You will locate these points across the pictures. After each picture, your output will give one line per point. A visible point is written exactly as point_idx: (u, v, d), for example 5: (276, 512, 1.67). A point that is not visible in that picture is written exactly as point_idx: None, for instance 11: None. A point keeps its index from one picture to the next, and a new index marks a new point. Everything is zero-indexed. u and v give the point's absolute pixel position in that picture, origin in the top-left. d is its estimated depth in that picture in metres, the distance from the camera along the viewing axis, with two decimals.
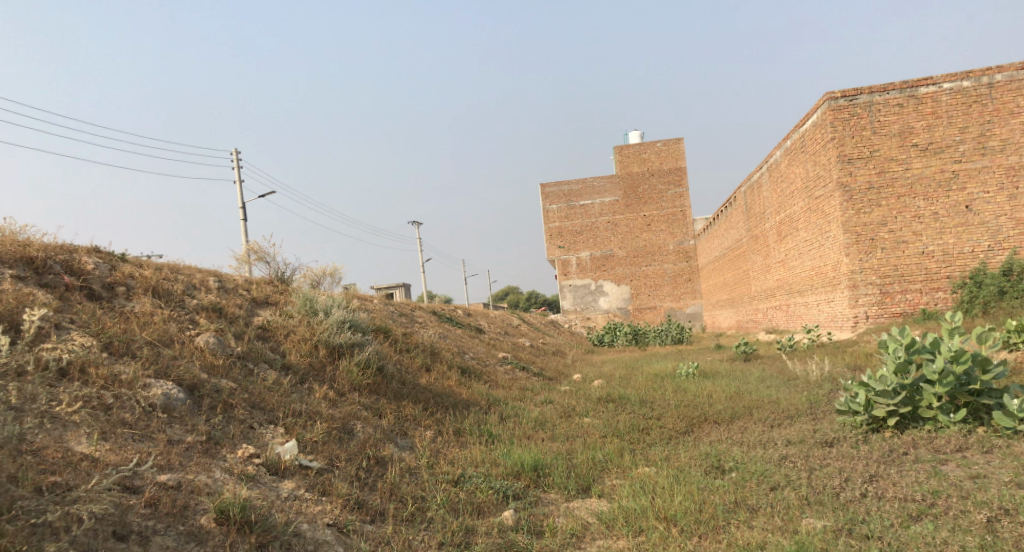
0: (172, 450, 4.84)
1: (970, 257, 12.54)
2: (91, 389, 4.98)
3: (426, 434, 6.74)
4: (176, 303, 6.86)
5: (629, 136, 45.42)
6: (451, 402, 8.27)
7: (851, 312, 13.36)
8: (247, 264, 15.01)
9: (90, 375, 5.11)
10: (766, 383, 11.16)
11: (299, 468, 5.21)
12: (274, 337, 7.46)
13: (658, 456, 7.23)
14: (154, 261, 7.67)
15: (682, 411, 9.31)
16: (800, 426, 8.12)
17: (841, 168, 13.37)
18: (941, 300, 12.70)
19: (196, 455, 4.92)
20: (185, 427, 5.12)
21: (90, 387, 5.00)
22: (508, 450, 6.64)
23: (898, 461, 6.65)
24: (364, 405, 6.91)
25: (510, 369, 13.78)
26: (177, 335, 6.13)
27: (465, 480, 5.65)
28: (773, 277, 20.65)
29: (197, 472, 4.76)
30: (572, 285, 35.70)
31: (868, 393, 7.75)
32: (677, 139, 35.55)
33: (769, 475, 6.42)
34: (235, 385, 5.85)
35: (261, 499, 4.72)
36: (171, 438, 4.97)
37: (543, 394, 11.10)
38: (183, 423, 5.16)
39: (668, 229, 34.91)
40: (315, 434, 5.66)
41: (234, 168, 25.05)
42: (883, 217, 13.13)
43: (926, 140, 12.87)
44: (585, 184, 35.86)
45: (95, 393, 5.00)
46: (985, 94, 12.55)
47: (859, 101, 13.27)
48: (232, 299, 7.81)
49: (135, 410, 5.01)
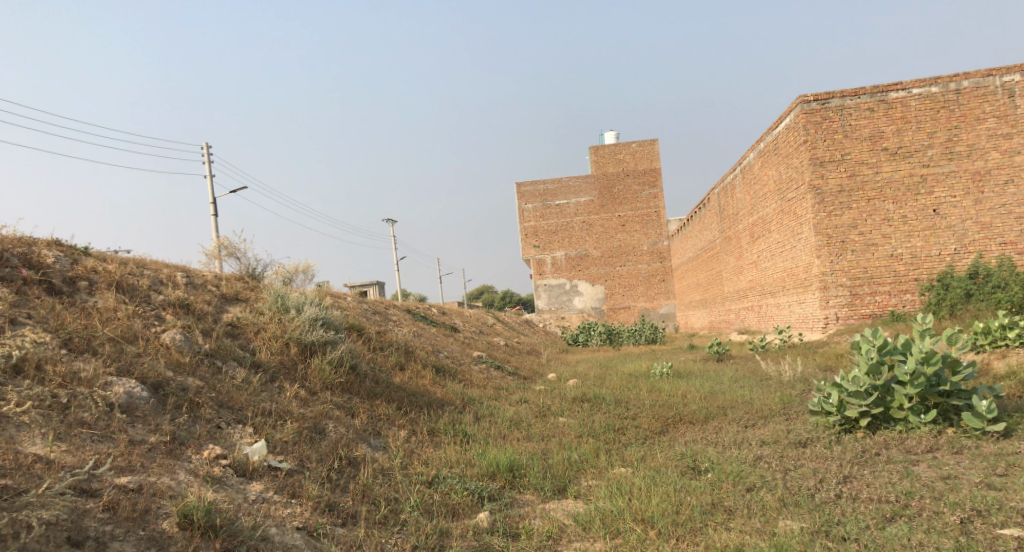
0: (133, 451, 4.66)
1: (938, 260, 12.71)
2: (48, 388, 4.78)
3: (400, 434, 6.62)
4: (141, 299, 6.65)
5: (604, 136, 45.55)
6: (425, 401, 8.15)
7: (822, 313, 13.47)
8: (217, 260, 14.72)
9: (48, 372, 4.91)
10: (740, 383, 11.20)
11: (268, 469, 5.06)
12: (244, 334, 7.28)
13: (634, 456, 7.18)
14: (119, 255, 7.43)
15: (657, 411, 9.29)
16: (774, 426, 8.13)
17: (813, 171, 13.47)
18: (910, 302, 12.85)
19: (160, 456, 4.76)
20: (149, 426, 4.95)
21: (46, 386, 4.81)
22: (483, 450, 6.55)
23: (871, 462, 6.67)
24: (336, 404, 6.76)
25: (484, 368, 13.67)
26: (142, 332, 5.93)
27: (439, 481, 5.54)
28: (746, 278, 20.81)
29: (160, 474, 4.59)
30: (547, 284, 35.67)
31: (841, 394, 7.77)
32: (652, 140, 35.71)
33: (745, 476, 6.41)
34: (202, 383, 5.67)
35: (228, 502, 4.57)
36: (133, 438, 4.79)
37: (518, 393, 11.02)
38: (146, 422, 4.98)
39: (643, 230, 35.06)
40: (286, 434, 5.51)
41: (205, 163, 24.58)
42: (853, 219, 13.25)
43: (895, 144, 13.02)
44: (560, 184, 35.87)
45: (53, 392, 4.81)
46: (952, 100, 12.72)
47: (831, 104, 13.38)
48: (201, 295, 7.61)
49: (94, 410, 4.82)
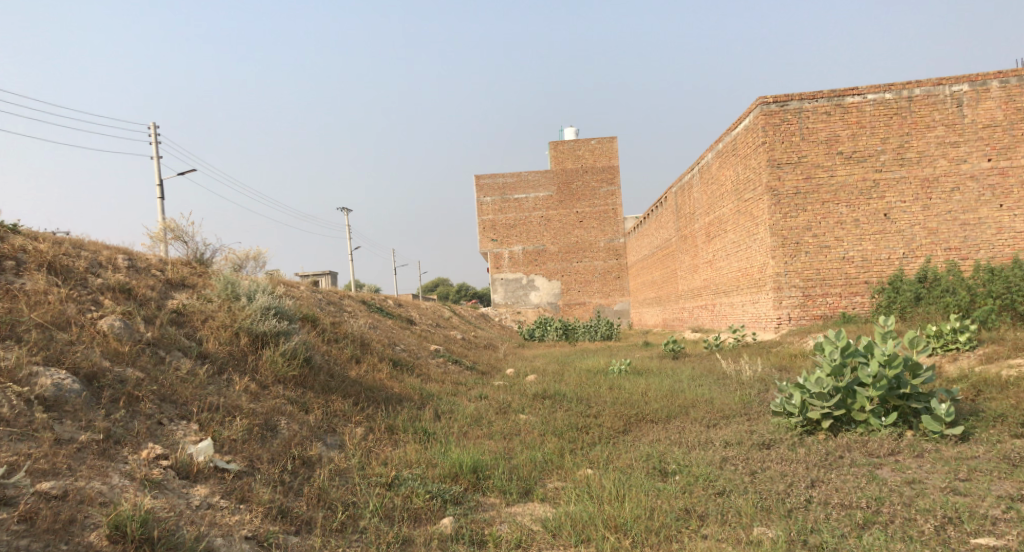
0: (59, 452, 4.22)
1: (887, 264, 12.85)
2: None
3: (357, 432, 6.28)
4: (76, 282, 6.13)
5: (563, 132, 45.48)
6: (383, 396, 7.81)
7: (775, 313, 13.50)
8: (163, 244, 14.02)
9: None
10: (698, 382, 11.09)
11: (215, 470, 4.67)
12: (190, 322, 6.81)
13: (598, 457, 6.96)
14: (52, 235, 6.87)
15: (618, 409, 9.10)
16: (736, 426, 8.00)
17: (771, 172, 13.47)
18: (859, 304, 12.97)
19: (91, 457, 4.33)
20: (79, 422, 4.50)
21: None
22: (444, 449, 6.25)
23: (836, 464, 6.58)
24: (289, 399, 6.37)
25: (441, 362, 13.35)
26: (76, 318, 5.45)
27: (399, 483, 5.21)
28: (700, 277, 20.90)
29: (90, 478, 4.17)
30: (504, 279, 35.38)
31: (803, 395, 7.66)
32: (611, 137, 35.79)
33: (713, 479, 6.25)
34: (143, 375, 5.23)
35: (167, 509, 4.18)
36: (60, 436, 4.35)
37: (476, 389, 10.71)
38: (77, 418, 4.53)
39: (600, 227, 35.12)
40: (235, 432, 5.11)
41: (153, 143, 23.50)
42: (808, 222, 13.29)
43: (850, 148, 13.11)
44: (519, 178, 35.62)
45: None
46: (905, 107, 12.84)
47: (790, 106, 13.37)
48: (144, 280, 7.11)
49: (16, 405, 4.36)
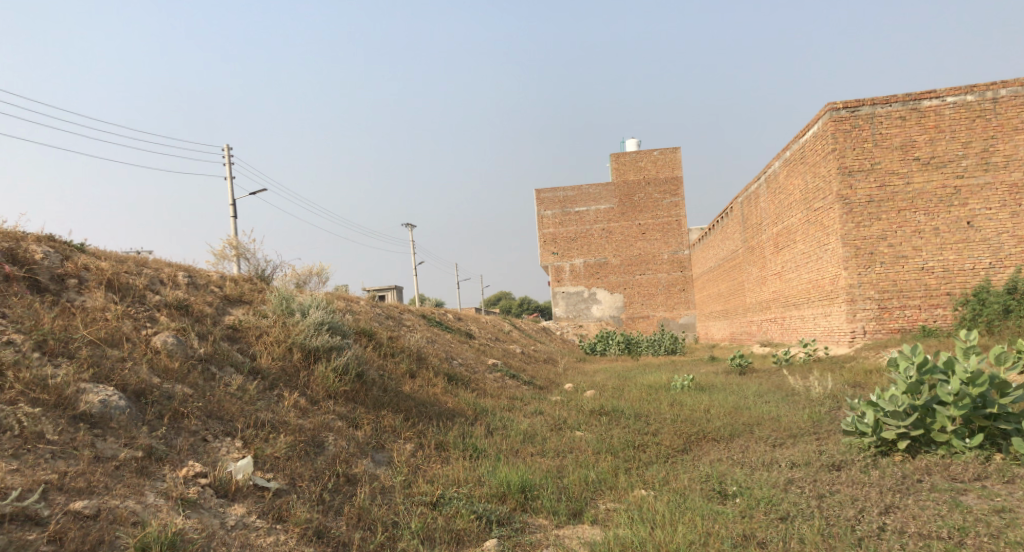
0: (97, 470, 4.28)
1: (971, 274, 12.10)
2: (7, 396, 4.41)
3: (406, 448, 6.22)
4: (134, 298, 6.29)
5: (625, 144, 45.05)
6: (436, 411, 7.73)
7: (848, 326, 12.87)
8: (227, 261, 14.43)
9: (10, 378, 4.54)
10: (764, 399, 10.63)
11: (254, 489, 4.67)
12: (245, 338, 6.90)
13: (655, 477, 6.70)
14: (117, 254, 7.08)
15: (679, 426, 8.77)
16: (804, 446, 7.59)
17: (841, 181, 12.90)
18: (941, 317, 12.24)
19: (130, 474, 4.38)
20: (122, 439, 4.57)
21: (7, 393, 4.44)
22: (495, 467, 6.12)
23: (914, 489, 6.13)
24: (339, 415, 6.36)
25: (499, 377, 13.23)
26: (130, 335, 5.58)
27: (445, 502, 5.11)
28: (768, 289, 20.22)
29: (125, 497, 4.21)
30: (565, 292, 35.14)
31: (877, 414, 7.21)
32: (674, 148, 35.27)
33: (777, 503, 5.92)
34: (191, 391, 5.30)
35: (199, 530, 4.18)
36: (100, 453, 4.41)
37: (533, 404, 10.55)
38: (120, 435, 4.60)
39: (663, 238, 34.53)
40: (278, 449, 5.11)
41: (226, 164, 24.34)
42: (882, 231, 12.67)
43: (928, 154, 12.44)
44: (580, 191, 35.46)
45: (11, 401, 4.43)
46: (989, 109, 12.13)
47: (861, 112, 12.82)
48: (202, 296, 7.26)
49: (60, 422, 4.45)
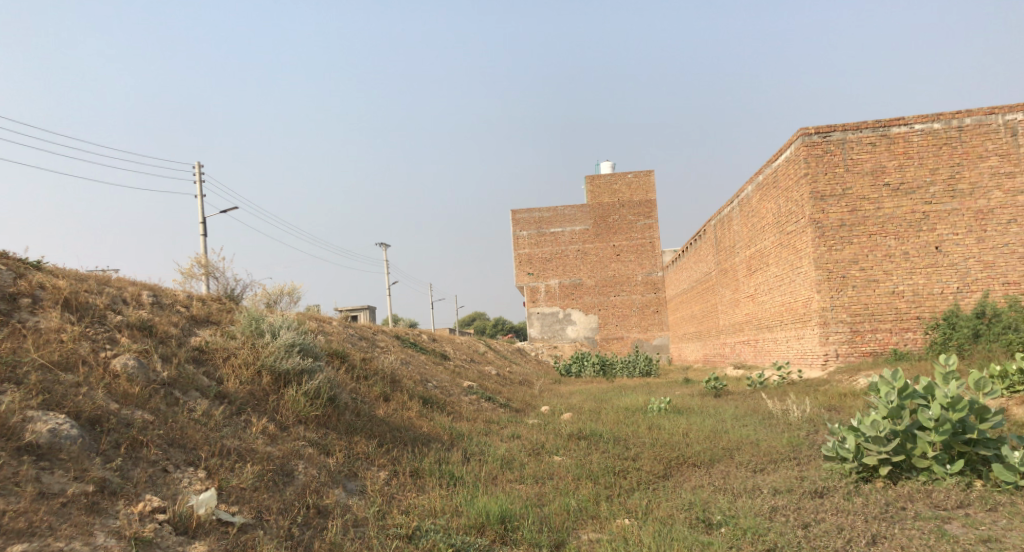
0: (42, 508, 3.97)
1: (940, 298, 12.17)
2: None
3: (379, 476, 5.96)
4: (93, 319, 5.98)
5: (600, 167, 45.35)
6: (410, 436, 7.47)
7: (821, 349, 12.85)
8: (195, 279, 14.04)
9: None
10: (742, 423, 10.51)
11: (218, 524, 4.39)
12: (211, 360, 6.60)
13: (637, 505, 6.49)
14: (76, 272, 6.77)
15: (658, 451, 8.60)
16: (785, 472, 7.45)
17: (814, 205, 12.95)
18: (911, 340, 12.28)
19: (79, 512, 4.08)
20: (72, 473, 4.27)
21: None
22: (472, 496, 5.88)
23: (898, 517, 6.01)
24: (309, 441, 6.09)
25: (475, 400, 12.97)
26: (88, 358, 5.28)
27: (420, 535, 4.86)
28: (742, 312, 20.27)
29: (71, 538, 3.91)
30: (540, 313, 34.97)
31: (857, 439, 7.10)
32: (648, 171, 35.54)
33: (763, 533, 5.77)
34: (152, 417, 5.01)
35: None
36: (47, 489, 4.11)
37: (509, 428, 10.31)
38: (70, 467, 4.30)
39: (638, 260, 34.63)
40: (244, 480, 4.83)
41: (197, 181, 23.89)
42: (854, 255, 12.71)
43: (897, 180, 12.55)
44: (556, 212, 35.49)
45: None
46: (955, 137, 12.28)
47: (832, 137, 12.91)
48: (167, 316, 6.96)
49: (2, 454, 4.13)
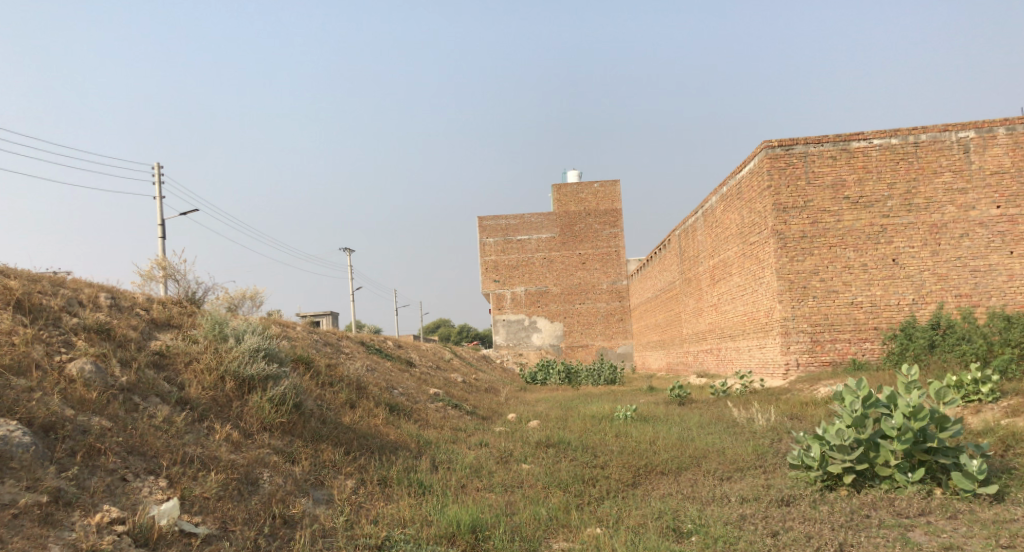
0: None
1: (897, 310, 12.42)
2: None
3: (347, 485, 5.82)
4: (47, 322, 5.74)
5: (566, 175, 45.54)
6: (377, 444, 7.34)
7: (783, 359, 13.00)
8: (154, 282, 13.67)
9: None
10: (708, 431, 10.56)
11: (180, 535, 4.22)
12: (172, 365, 6.39)
13: (608, 514, 6.45)
14: (28, 272, 6.49)
15: (625, 459, 8.57)
16: (751, 481, 7.48)
17: (776, 216, 13.13)
18: (869, 350, 12.50)
19: (31, 524, 3.87)
20: (24, 482, 4.06)
21: None
22: (441, 505, 5.78)
23: (862, 525, 6.06)
24: (275, 449, 5.93)
25: (441, 407, 12.83)
26: (42, 362, 5.05)
27: (390, 545, 4.74)
28: (705, 321, 20.47)
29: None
30: (505, 320, 34.89)
31: (822, 447, 7.15)
32: (614, 180, 35.82)
33: (733, 541, 5.77)
34: (110, 424, 4.81)
35: None
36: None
37: (476, 436, 10.21)
38: (22, 477, 4.09)
39: (603, 269, 34.81)
40: (208, 489, 4.67)
41: (155, 181, 23.29)
42: (815, 266, 12.91)
43: (856, 193, 12.79)
44: (522, 219, 35.50)
45: None
46: (911, 152, 12.58)
47: (795, 150, 13.12)
48: (126, 319, 6.73)
49: None
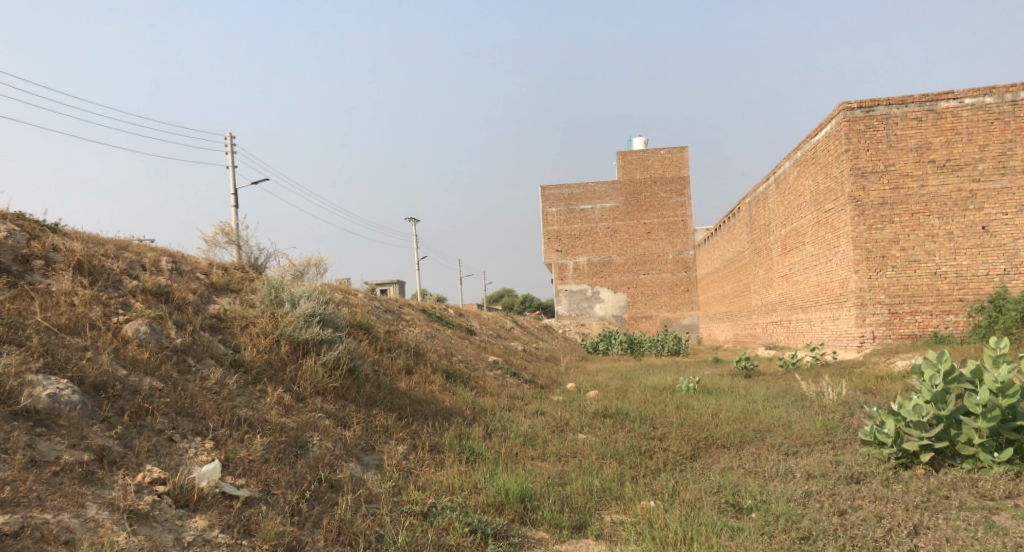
0: (33, 478, 3.85)
1: (985, 280, 11.62)
2: None
3: (397, 451, 5.80)
4: (107, 284, 5.86)
5: (632, 143, 44.60)
6: (432, 410, 7.30)
7: (857, 331, 12.39)
8: (221, 248, 14.01)
9: None
10: (774, 404, 10.17)
11: (222, 498, 4.26)
12: (229, 329, 6.46)
13: (664, 487, 6.24)
14: (93, 236, 6.64)
15: (686, 431, 8.32)
16: (819, 456, 7.12)
17: (854, 182, 12.43)
18: (953, 323, 11.77)
19: (73, 481, 3.95)
20: (69, 440, 4.14)
21: None
22: (492, 473, 5.69)
23: (941, 507, 5.65)
24: (327, 413, 5.94)
25: (499, 375, 12.79)
26: (99, 323, 5.16)
27: (437, 513, 4.68)
28: (775, 292, 19.76)
29: (59, 510, 3.77)
30: (568, 290, 34.68)
31: (897, 423, 6.72)
32: (681, 147, 34.85)
33: (797, 519, 5.49)
34: (160, 385, 4.88)
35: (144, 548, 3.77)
36: (41, 456, 3.98)
37: (534, 405, 10.10)
38: (68, 434, 4.18)
39: (669, 238, 34.06)
40: (253, 452, 4.69)
41: (227, 153, 23.92)
42: (895, 234, 12.18)
43: (943, 156, 11.96)
44: (586, 188, 35.04)
45: None
46: (1007, 111, 11.65)
47: (876, 112, 12.34)
48: (186, 283, 6.83)
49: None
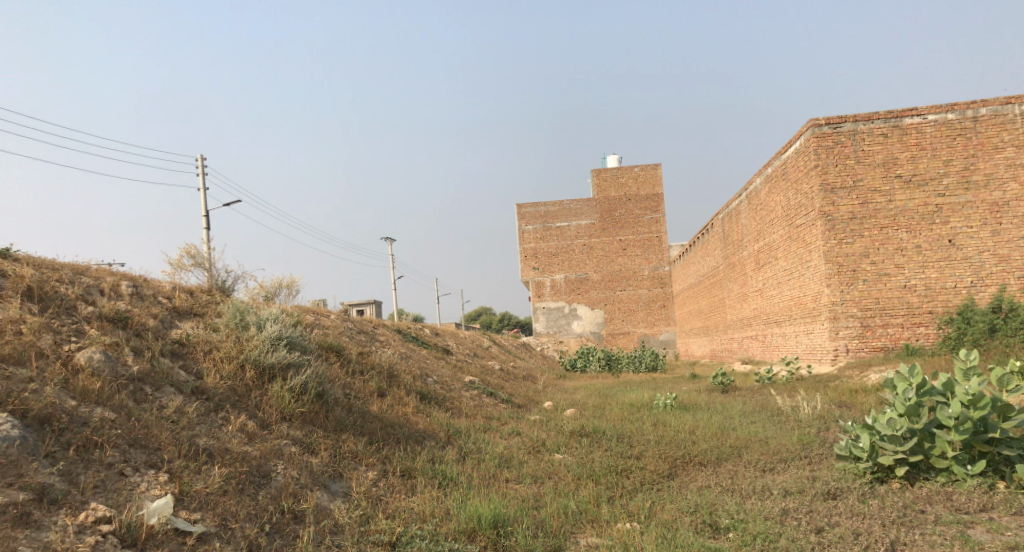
0: None
1: (953, 293, 11.73)
2: None
3: (367, 477, 5.64)
4: (61, 311, 5.67)
5: (606, 161, 44.89)
6: (404, 434, 7.13)
7: (831, 344, 12.45)
8: (187, 271, 13.71)
9: None
10: (751, 419, 10.12)
11: (173, 535, 4.10)
12: (191, 354, 6.26)
13: (640, 508, 6.13)
14: (48, 261, 6.43)
15: (663, 449, 8.22)
16: (796, 472, 7.06)
17: (823, 197, 12.53)
18: (924, 336, 11.84)
19: (6, 524, 3.75)
20: (6, 479, 3.95)
21: None
22: (464, 499, 5.54)
23: (917, 522, 5.61)
24: (293, 440, 5.76)
25: (476, 395, 12.63)
26: (48, 353, 4.98)
27: (405, 542, 4.54)
28: (749, 306, 19.85)
29: None
30: (545, 307, 34.61)
31: (872, 437, 6.69)
32: (654, 164, 35.16)
33: (773, 538, 5.41)
34: (113, 415, 4.70)
35: None
36: None
37: (510, 425, 9.94)
38: (6, 472, 3.98)
39: (644, 255, 34.19)
40: (210, 484, 4.53)
41: (199, 175, 23.62)
42: (864, 248, 12.29)
43: (909, 172, 12.11)
44: (561, 206, 35.13)
45: None
46: (970, 127, 11.84)
47: (843, 128, 12.48)
48: (147, 308, 6.63)
49: None
